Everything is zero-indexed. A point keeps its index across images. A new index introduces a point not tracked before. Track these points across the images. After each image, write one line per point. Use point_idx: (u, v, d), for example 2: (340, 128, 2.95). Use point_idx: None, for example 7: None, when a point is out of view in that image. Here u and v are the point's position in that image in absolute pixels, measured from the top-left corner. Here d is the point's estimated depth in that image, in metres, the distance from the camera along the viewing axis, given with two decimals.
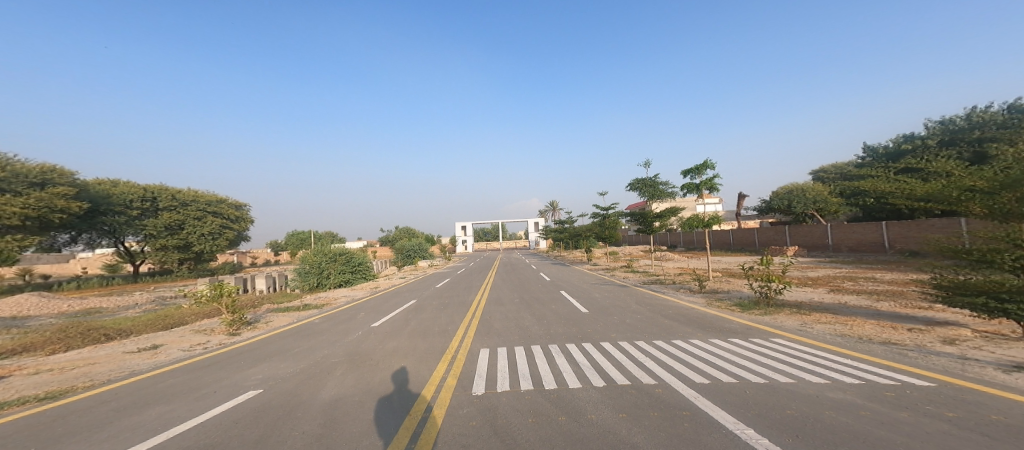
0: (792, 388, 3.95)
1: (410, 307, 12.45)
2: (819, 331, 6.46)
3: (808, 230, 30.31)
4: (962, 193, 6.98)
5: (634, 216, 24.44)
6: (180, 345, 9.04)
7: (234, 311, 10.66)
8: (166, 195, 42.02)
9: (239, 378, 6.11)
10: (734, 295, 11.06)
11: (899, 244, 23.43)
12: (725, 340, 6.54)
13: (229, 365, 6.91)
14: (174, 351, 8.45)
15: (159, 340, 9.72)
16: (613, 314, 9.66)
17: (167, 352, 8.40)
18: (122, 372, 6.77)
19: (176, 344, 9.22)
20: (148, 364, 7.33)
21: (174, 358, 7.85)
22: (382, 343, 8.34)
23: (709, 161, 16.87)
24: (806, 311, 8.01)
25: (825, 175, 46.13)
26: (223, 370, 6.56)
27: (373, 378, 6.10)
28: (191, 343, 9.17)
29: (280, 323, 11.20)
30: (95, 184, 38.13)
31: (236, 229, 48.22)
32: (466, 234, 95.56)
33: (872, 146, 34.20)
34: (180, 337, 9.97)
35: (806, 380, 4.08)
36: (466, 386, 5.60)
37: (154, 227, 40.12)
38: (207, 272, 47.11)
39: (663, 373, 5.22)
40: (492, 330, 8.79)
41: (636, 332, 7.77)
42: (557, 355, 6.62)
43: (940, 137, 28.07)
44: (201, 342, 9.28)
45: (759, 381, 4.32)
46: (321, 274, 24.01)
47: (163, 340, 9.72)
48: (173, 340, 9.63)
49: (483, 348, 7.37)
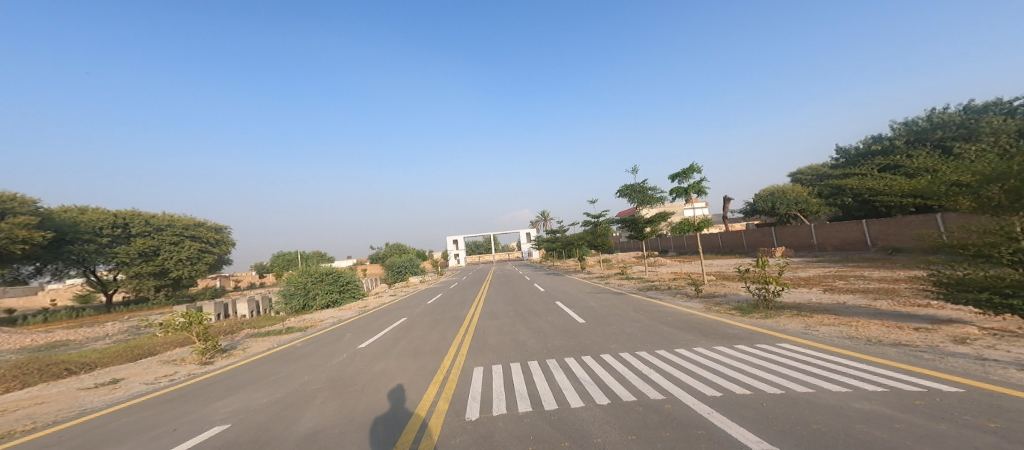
0: (811, 399, 3.66)
1: (399, 326, 11.89)
2: (826, 333, 6.26)
3: (793, 231, 30.73)
4: (949, 188, 6.88)
5: (626, 222, 24.36)
6: (143, 378, 8.35)
7: (207, 338, 10.01)
8: (139, 220, 40.62)
9: (205, 412, 5.56)
10: (732, 299, 10.85)
11: (881, 241, 23.81)
12: (730, 346, 6.27)
13: (195, 398, 6.35)
14: (136, 385, 7.79)
15: (121, 374, 9.00)
16: (610, 323, 9.33)
17: (128, 386, 7.76)
18: (72, 412, 6.13)
19: (140, 376, 8.53)
20: (104, 401, 6.69)
21: (135, 392, 7.22)
22: (368, 365, 7.83)
23: (695, 165, 16.85)
24: (808, 313, 7.79)
25: (803, 177, 47.13)
26: (188, 404, 6.03)
27: (358, 405, 5.63)
28: (157, 375, 8.49)
29: (258, 348, 10.56)
30: (61, 213, 36.67)
31: (215, 253, 46.78)
32: (457, 248, 94.96)
33: (844, 148, 34.97)
34: (145, 369, 9.26)
35: (825, 390, 3.81)
36: (458, 410, 5.16)
37: (127, 254, 38.49)
38: (186, 298, 45.28)
39: (670, 386, 4.93)
40: (487, 346, 8.35)
41: (637, 342, 7.43)
42: (555, 371, 6.25)
43: (907, 137, 28.87)
44: (167, 374, 8.60)
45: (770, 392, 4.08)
46: (307, 295, 23.21)
47: (125, 373, 8.99)
48: (137, 373, 8.90)
49: (477, 367, 6.95)
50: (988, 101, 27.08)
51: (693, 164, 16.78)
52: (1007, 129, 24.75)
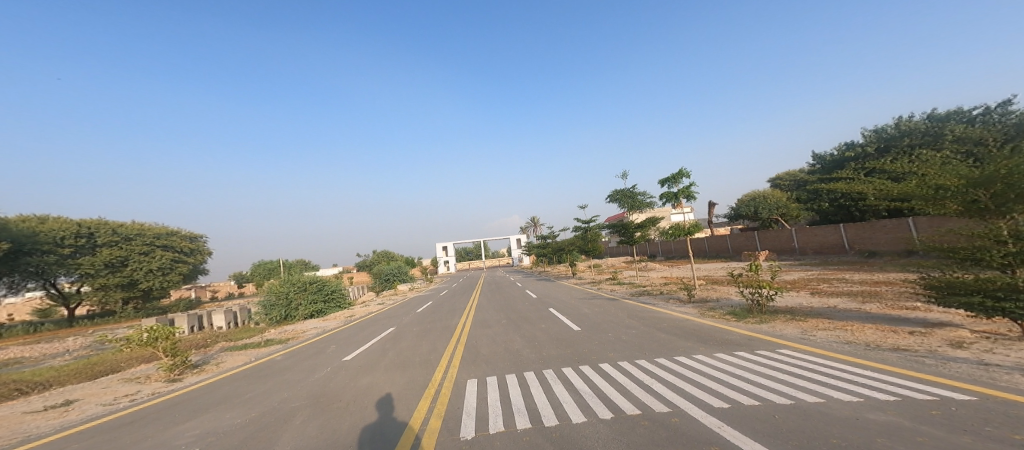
0: (823, 414, 3.54)
1: (387, 336, 11.50)
2: (825, 339, 6.23)
3: (775, 235, 31.33)
4: (938, 191, 6.94)
5: (615, 227, 24.40)
6: (101, 399, 7.75)
7: (175, 353, 9.45)
8: (105, 230, 38.96)
9: (169, 437, 5.13)
10: (725, 304, 10.79)
11: (858, 244, 24.40)
12: (730, 355, 6.18)
13: (158, 421, 5.89)
14: (91, 406, 7.23)
15: (76, 394, 8.36)
16: (605, 331, 9.17)
17: (83, 407, 7.20)
18: (13, 440, 5.63)
19: (97, 397, 7.94)
20: (54, 426, 6.17)
21: (91, 414, 6.69)
22: (355, 379, 7.47)
23: (684, 170, 16.96)
24: (802, 318, 7.78)
25: (782, 182, 48.34)
26: (146, 428, 5.56)
27: (342, 424, 5.26)
28: (116, 395, 7.91)
29: (233, 363, 10.01)
30: (20, 222, 34.85)
31: (189, 263, 45.17)
32: (445, 255, 94.05)
33: (819, 155, 35.96)
34: (105, 389, 8.65)
35: (834, 407, 3.68)
36: (453, 428, 4.89)
37: (91, 265, 36.69)
38: (157, 311, 43.38)
39: (675, 399, 4.92)
40: (480, 357, 8.09)
41: (635, 350, 7.28)
42: (554, 382, 6.05)
43: (877, 144, 29.90)
44: (128, 393, 8.03)
45: (780, 410, 3.95)
46: (289, 305, 22.42)
47: (81, 394, 8.36)
48: (94, 393, 8.29)
49: (471, 378, 6.70)
50: (951, 110, 28.27)
51: (681, 169, 16.78)
52: (968, 136, 25.82)
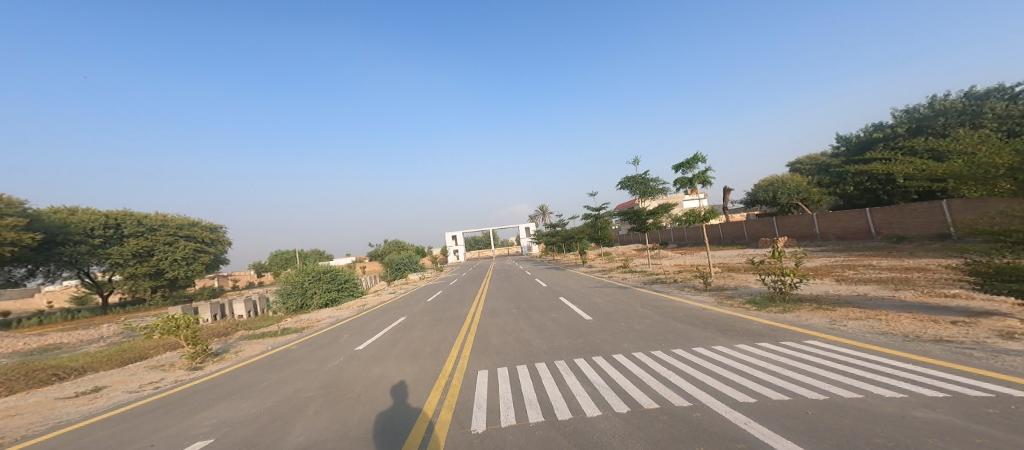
0: (866, 416, 3.23)
1: (398, 326, 11.50)
2: (856, 331, 5.86)
3: (795, 220, 30.33)
4: (989, 171, 6.39)
5: (627, 214, 23.83)
6: (126, 386, 7.80)
7: (196, 342, 9.49)
8: (131, 221, 40.12)
9: (185, 425, 5.06)
10: (743, 292, 10.39)
11: (885, 229, 23.37)
12: (753, 346, 5.88)
13: (178, 410, 5.84)
14: (118, 394, 7.24)
15: (105, 381, 8.44)
16: (618, 320, 8.91)
17: (110, 395, 7.21)
18: (42, 426, 5.63)
19: (124, 384, 7.97)
20: (80, 412, 6.19)
21: (117, 402, 6.71)
22: (366, 369, 7.40)
23: (699, 154, 16.25)
24: (829, 306, 7.38)
25: (802, 166, 46.63)
26: (165, 417, 5.47)
27: (354, 416, 5.10)
28: (141, 383, 7.94)
29: (252, 351, 10.09)
30: (52, 214, 36.20)
31: (211, 253, 46.31)
32: (456, 244, 94.52)
33: (844, 136, 34.36)
34: (131, 377, 8.69)
35: (880, 409, 3.35)
36: (463, 421, 4.72)
37: (120, 255, 38.08)
38: (183, 299, 44.81)
39: (696, 394, 4.66)
40: (490, 346, 7.95)
41: (650, 341, 7.00)
42: (566, 373, 5.86)
43: (908, 124, 28.34)
44: (153, 380, 8.04)
45: (821, 410, 3.61)
46: (304, 294, 22.76)
47: (107, 381, 8.47)
48: (121, 380, 8.37)
49: (481, 369, 6.56)
50: (992, 87, 26.55)
51: (696, 154, 15.99)
52: (1010, 113, 24.25)
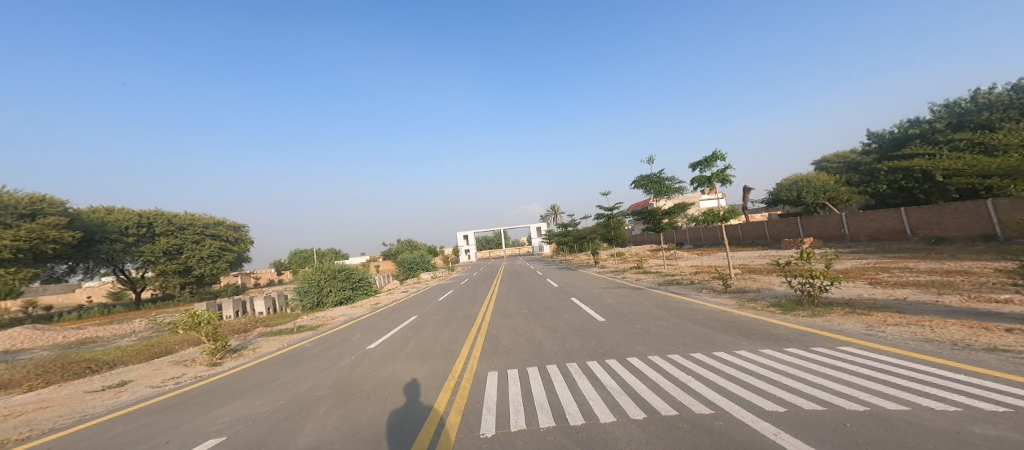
0: (923, 432, 2.86)
1: (410, 325, 11.41)
2: (894, 340, 5.43)
3: (820, 220, 29.16)
4: None
5: (641, 214, 23.29)
6: (152, 380, 7.02)
7: (216, 338, 9.34)
8: (162, 220, 41.67)
9: (204, 420, 4.59)
10: (767, 294, 9.91)
11: (921, 230, 22.17)
12: (783, 352, 5.48)
13: (204, 405, 5.23)
14: (142, 387, 6.44)
15: (130, 375, 7.67)
16: (633, 322, 8.58)
17: (134, 388, 6.44)
18: (69, 420, 4.95)
19: (149, 378, 7.20)
20: (106, 406, 5.54)
21: (142, 396, 5.95)
22: (376, 369, 7.27)
23: (718, 152, 15.67)
24: (864, 311, 6.90)
25: (828, 165, 44.88)
26: (192, 412, 4.91)
27: (364, 414, 4.89)
28: (166, 377, 7.18)
29: (269, 348, 10.06)
30: (90, 213, 38.01)
31: (235, 251, 47.61)
32: (470, 244, 94.94)
33: (876, 133, 32.78)
34: (156, 370, 7.99)
35: (938, 426, 2.97)
36: (471, 425, 4.53)
37: (152, 253, 39.68)
38: (209, 295, 46.32)
39: (720, 401, 4.34)
40: (501, 347, 7.75)
41: (667, 344, 6.69)
42: (579, 376, 5.63)
43: (948, 120, 26.78)
44: (177, 375, 7.29)
45: (872, 424, 3.22)
46: (321, 291, 23.14)
47: (134, 375, 7.70)
48: (147, 374, 7.61)
49: (491, 371, 6.36)
50: None
51: (714, 152, 15.40)
52: None
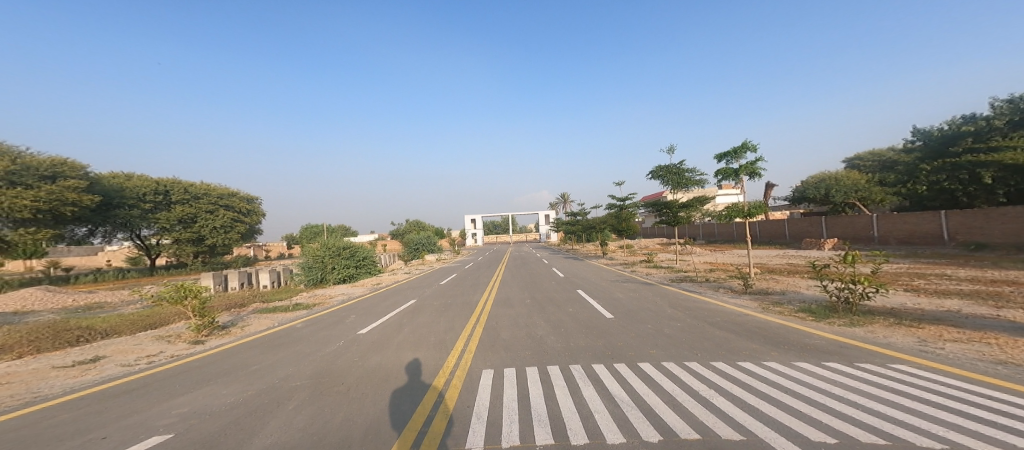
0: None
1: (407, 310, 10.88)
2: (956, 358, 4.59)
3: (847, 221, 27.70)
4: None
5: (656, 206, 22.24)
6: (124, 357, 6.57)
7: (203, 314, 8.83)
8: (179, 188, 41.91)
9: (153, 414, 4.06)
10: (794, 298, 9.09)
11: (961, 235, 20.85)
12: (821, 366, 4.67)
13: (160, 394, 4.68)
14: (111, 366, 5.99)
15: (107, 350, 7.27)
16: (645, 321, 7.86)
17: (102, 367, 6.00)
18: (13, 404, 4.48)
19: (125, 355, 6.76)
20: (60, 387, 5.08)
21: (106, 377, 5.45)
22: (363, 358, 6.72)
23: (748, 143, 14.52)
24: (914, 323, 6.07)
25: (861, 162, 42.76)
26: (145, 403, 4.35)
27: (336, 415, 4.30)
28: (141, 354, 6.75)
29: (259, 326, 9.63)
30: (110, 178, 38.41)
31: (247, 223, 47.68)
32: (477, 227, 94.64)
33: (924, 130, 30.61)
34: (135, 346, 7.58)
35: None
36: (458, 435, 3.88)
37: (167, 220, 40.10)
38: (220, 265, 46.87)
39: (753, 426, 3.58)
40: (499, 342, 7.13)
41: (683, 349, 5.95)
42: (585, 383, 4.95)
43: (1009, 117, 24.55)
44: (153, 353, 6.83)
45: None
46: (325, 268, 22.89)
47: (111, 349, 7.32)
48: (124, 349, 7.22)
49: (487, 369, 5.74)
50: None
51: (744, 142, 14.19)
52: None
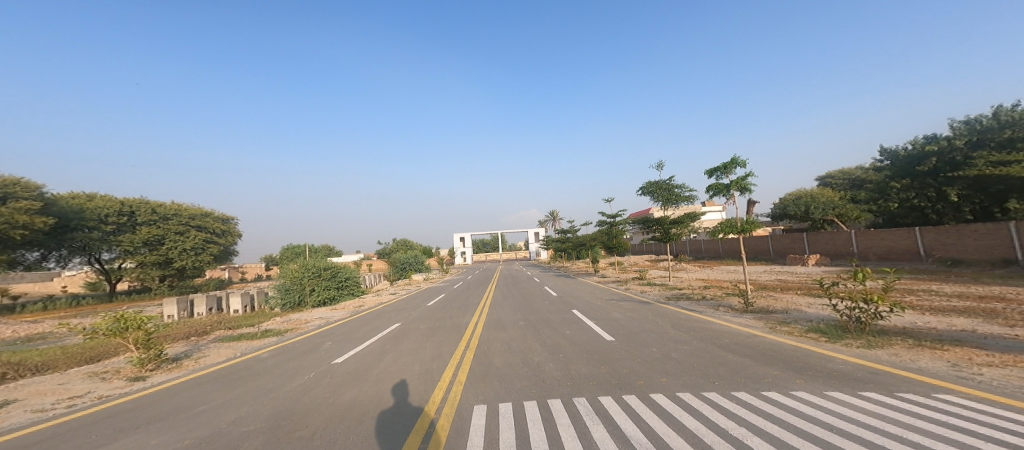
0: None
1: (388, 335, 10.00)
2: (1002, 387, 4.13)
3: (828, 237, 28.15)
4: None
5: (646, 222, 22.05)
6: (40, 401, 5.53)
7: (149, 346, 7.77)
8: (145, 209, 39.80)
9: None
10: (799, 316, 8.67)
11: (938, 251, 21.27)
12: (861, 397, 4.13)
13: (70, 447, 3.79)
14: (19, 413, 4.97)
15: (24, 391, 6.17)
16: (649, 345, 7.26)
17: (8, 414, 4.99)
18: None
19: (42, 397, 5.71)
20: None
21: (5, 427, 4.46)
22: (335, 392, 5.90)
23: (737, 159, 14.46)
24: (937, 345, 5.66)
25: (833, 180, 44.33)
26: None
27: None
28: (63, 396, 5.73)
29: (217, 357, 8.59)
30: (70, 199, 36.15)
31: (220, 244, 45.40)
32: (464, 246, 93.27)
33: (891, 150, 31.76)
34: (60, 385, 6.50)
35: None
36: None
37: (131, 243, 37.76)
38: (190, 288, 44.20)
39: None
40: (492, 370, 6.40)
41: (698, 377, 5.37)
42: (594, 420, 4.27)
43: (967, 138, 24.88)
44: (78, 394, 5.80)
45: None
46: (302, 290, 21.57)
47: (28, 390, 6.23)
48: (43, 390, 6.14)
49: (479, 404, 5.00)
50: None
51: (732, 156, 14.01)
52: None
